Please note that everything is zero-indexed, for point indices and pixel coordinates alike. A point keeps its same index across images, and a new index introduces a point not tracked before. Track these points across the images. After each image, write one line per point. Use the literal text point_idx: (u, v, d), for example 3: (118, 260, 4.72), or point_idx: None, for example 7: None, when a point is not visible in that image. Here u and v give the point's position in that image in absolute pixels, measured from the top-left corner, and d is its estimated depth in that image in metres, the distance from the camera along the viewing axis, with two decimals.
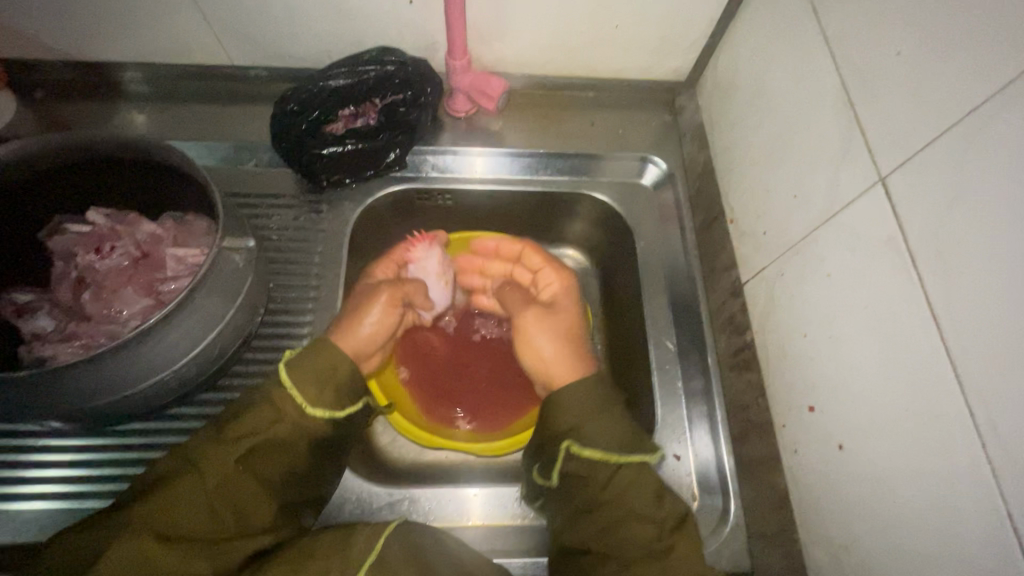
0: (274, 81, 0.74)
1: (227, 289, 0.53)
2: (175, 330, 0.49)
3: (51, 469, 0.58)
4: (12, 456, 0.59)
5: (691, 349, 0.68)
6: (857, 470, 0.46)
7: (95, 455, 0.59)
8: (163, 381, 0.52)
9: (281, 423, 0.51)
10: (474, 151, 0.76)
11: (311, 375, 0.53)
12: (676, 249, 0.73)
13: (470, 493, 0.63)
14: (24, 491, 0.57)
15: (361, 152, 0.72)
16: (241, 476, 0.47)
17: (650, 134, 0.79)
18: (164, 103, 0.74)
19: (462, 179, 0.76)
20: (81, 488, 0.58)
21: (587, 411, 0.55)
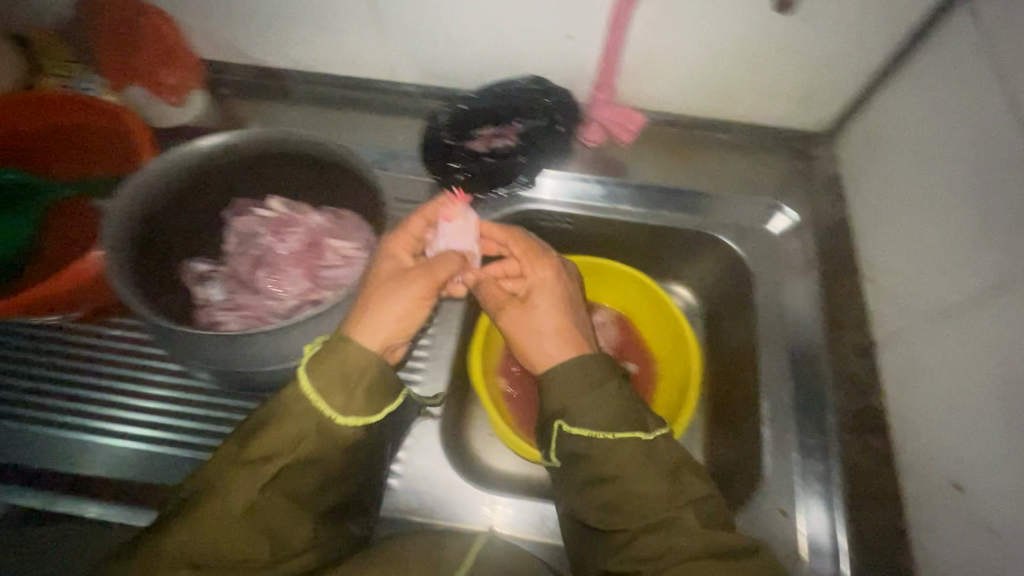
0: (425, 97, 0.80)
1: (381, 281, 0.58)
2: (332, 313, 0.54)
3: (138, 414, 0.66)
4: (119, 398, 0.66)
5: (809, 405, 0.65)
6: (1007, 558, 0.45)
7: (186, 410, 0.66)
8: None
9: (306, 440, 0.46)
10: (548, 173, 0.78)
11: (334, 380, 0.47)
12: (800, 299, 0.70)
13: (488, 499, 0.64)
14: (126, 431, 0.65)
15: (494, 170, 0.75)
16: (271, 497, 0.45)
17: (781, 181, 0.77)
18: (324, 108, 0.82)
19: (559, 202, 0.77)
20: (174, 438, 0.64)
21: (571, 391, 0.53)
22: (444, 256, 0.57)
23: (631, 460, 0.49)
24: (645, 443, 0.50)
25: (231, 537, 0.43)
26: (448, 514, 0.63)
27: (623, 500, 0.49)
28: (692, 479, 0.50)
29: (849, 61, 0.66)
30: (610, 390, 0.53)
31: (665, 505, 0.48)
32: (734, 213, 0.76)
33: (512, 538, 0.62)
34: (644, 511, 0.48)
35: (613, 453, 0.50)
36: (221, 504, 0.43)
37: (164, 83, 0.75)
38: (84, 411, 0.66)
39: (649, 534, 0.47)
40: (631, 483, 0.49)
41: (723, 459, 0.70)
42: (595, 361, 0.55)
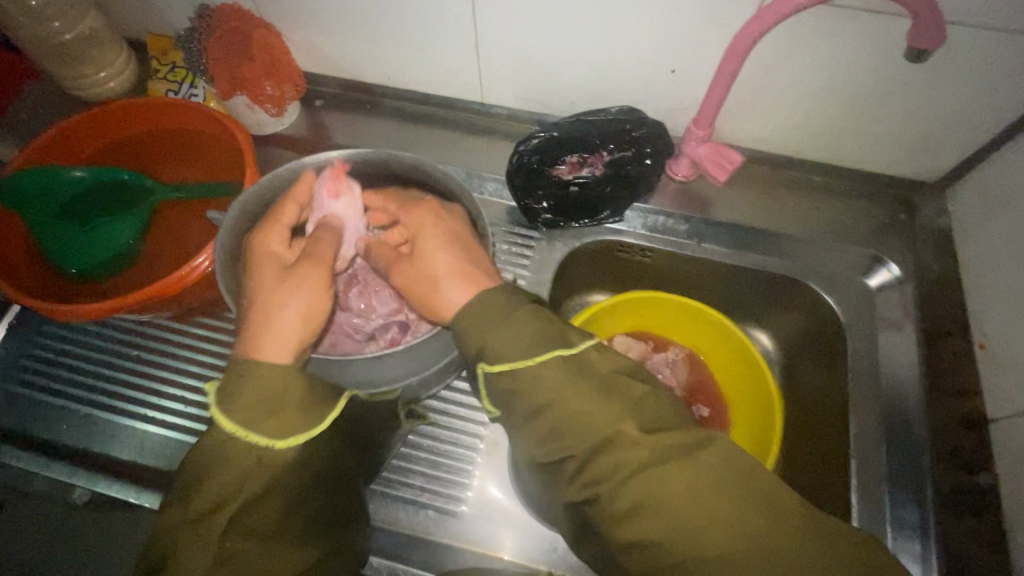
0: (513, 121, 0.81)
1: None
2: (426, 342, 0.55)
3: (173, 404, 0.69)
4: (165, 388, 0.69)
5: (904, 476, 0.61)
6: None
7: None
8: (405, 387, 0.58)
9: (255, 465, 0.40)
10: (635, 208, 0.77)
11: (253, 399, 0.42)
12: (899, 358, 0.66)
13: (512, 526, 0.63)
14: (171, 420, 0.68)
15: (581, 199, 0.75)
16: (238, 543, 0.40)
17: (881, 231, 0.73)
18: (414, 124, 0.84)
19: (646, 237, 0.77)
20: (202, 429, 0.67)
21: (489, 326, 0.46)
22: (323, 240, 0.55)
23: (569, 387, 0.44)
24: (569, 359, 0.45)
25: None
26: (518, 551, 0.62)
27: (562, 423, 0.44)
28: (629, 385, 0.45)
29: (975, 112, 0.62)
30: (524, 318, 0.46)
31: (601, 423, 0.43)
32: (827, 261, 0.73)
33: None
34: (585, 434, 0.43)
35: (539, 378, 0.45)
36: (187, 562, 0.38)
37: (263, 93, 0.76)
38: (134, 400, 0.69)
39: (597, 456, 0.42)
40: (566, 404, 0.44)
41: None
42: (502, 293, 0.48)
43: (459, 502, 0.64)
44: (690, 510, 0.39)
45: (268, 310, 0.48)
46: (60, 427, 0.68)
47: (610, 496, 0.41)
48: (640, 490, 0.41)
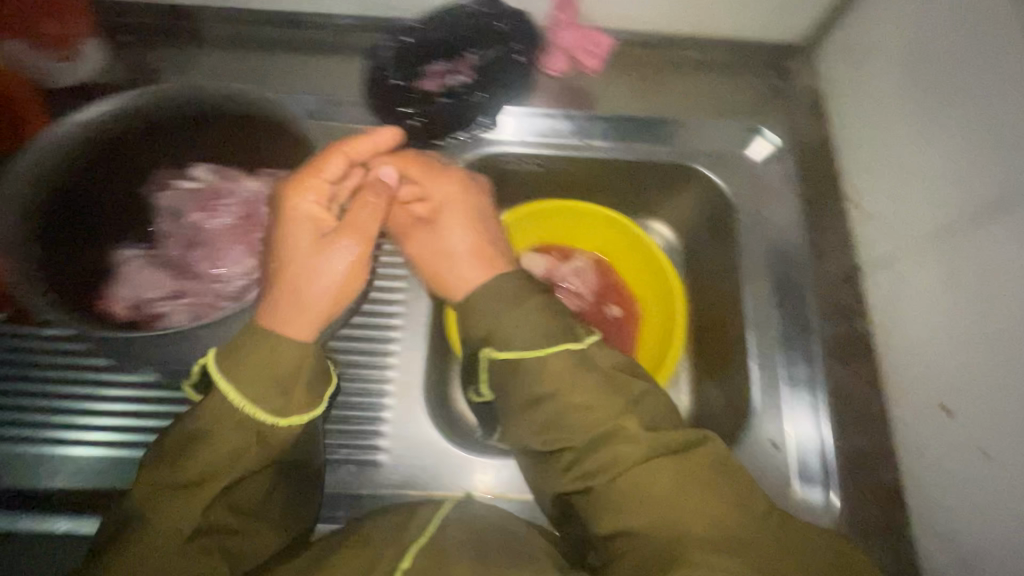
0: (363, 31, 0.72)
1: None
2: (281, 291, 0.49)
3: (103, 418, 0.59)
4: (55, 404, 0.59)
5: (795, 336, 0.64)
6: (997, 476, 0.47)
7: (137, 410, 0.59)
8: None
9: (249, 453, 0.42)
10: (510, 111, 0.70)
11: (259, 378, 0.42)
12: (784, 225, 0.68)
13: (455, 463, 0.61)
14: (74, 438, 0.58)
15: (450, 112, 0.68)
16: (217, 516, 0.42)
17: (757, 102, 0.72)
18: (249, 50, 0.72)
19: (526, 143, 0.70)
20: (146, 439, 0.59)
21: (496, 313, 0.51)
22: (360, 208, 0.51)
23: (591, 389, 0.47)
24: (575, 351, 0.49)
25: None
26: (437, 482, 0.61)
27: (561, 416, 0.47)
28: (629, 381, 0.49)
29: None
30: (532, 312, 0.50)
31: (606, 416, 0.46)
32: (708, 139, 0.71)
33: (485, 497, 0.60)
34: (582, 428, 0.47)
35: (530, 366, 0.48)
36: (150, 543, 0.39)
37: (48, 36, 0.63)
38: (18, 423, 0.58)
39: (592, 449, 0.46)
40: (572, 396, 0.47)
41: (710, 401, 0.69)
42: (517, 277, 0.53)
43: (378, 452, 0.61)
44: (660, 496, 0.43)
45: (301, 280, 0.46)
46: None
47: (603, 487, 0.45)
48: (625, 486, 0.44)
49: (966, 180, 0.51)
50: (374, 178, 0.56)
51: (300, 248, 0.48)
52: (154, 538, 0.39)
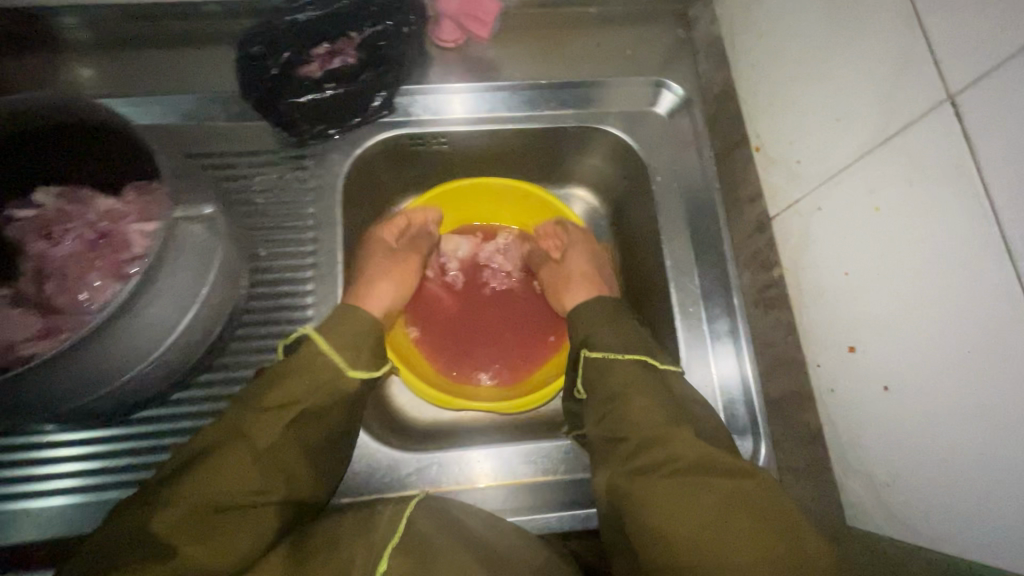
0: (233, 18, 0.66)
1: (198, 262, 0.47)
2: (143, 315, 0.44)
3: (66, 464, 0.57)
4: (41, 452, 0.57)
5: (715, 291, 0.66)
6: (904, 411, 0.44)
7: (128, 445, 0.57)
8: (142, 375, 0.48)
9: (326, 387, 0.51)
10: (451, 88, 0.68)
11: (346, 339, 0.54)
12: (696, 176, 0.69)
13: (449, 457, 0.60)
14: (62, 485, 0.56)
15: (342, 99, 0.64)
16: (289, 444, 0.48)
17: (661, 54, 0.71)
18: (112, 52, 0.66)
19: (451, 121, 0.68)
20: (112, 479, 0.56)
21: (598, 321, 0.60)
22: (421, 236, 0.71)
23: (647, 395, 0.52)
24: (653, 368, 0.55)
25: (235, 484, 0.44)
26: (374, 485, 0.58)
27: (625, 414, 0.52)
28: (682, 398, 0.54)
29: None
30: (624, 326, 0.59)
31: (667, 420, 0.50)
32: (615, 100, 0.70)
33: (447, 491, 0.59)
34: (631, 428, 0.51)
35: (623, 369, 0.55)
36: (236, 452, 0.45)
37: None
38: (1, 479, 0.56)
39: (642, 449, 0.49)
40: (632, 397, 0.53)
41: None
42: (611, 299, 0.63)
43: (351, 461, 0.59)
44: (699, 503, 0.45)
45: (363, 290, 0.63)
46: None
47: (643, 476, 0.48)
48: (667, 483, 0.47)
49: (852, 105, 0.47)
50: (421, 226, 0.71)
51: (373, 261, 0.67)
52: (241, 447, 0.46)
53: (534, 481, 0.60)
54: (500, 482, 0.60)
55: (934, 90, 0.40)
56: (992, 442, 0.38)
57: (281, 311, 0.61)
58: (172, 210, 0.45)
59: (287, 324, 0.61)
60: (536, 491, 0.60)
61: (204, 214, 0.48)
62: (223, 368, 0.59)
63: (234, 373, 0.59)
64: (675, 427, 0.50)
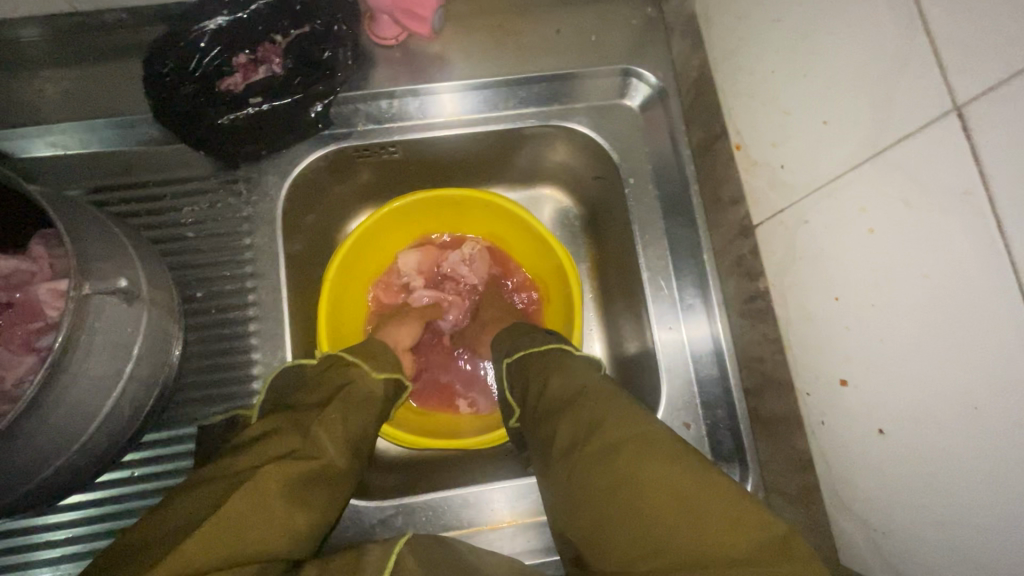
0: (143, 26, 0.58)
1: (118, 339, 0.42)
2: (60, 407, 0.40)
3: (49, 534, 0.53)
4: (15, 524, 0.53)
5: (695, 303, 0.62)
6: (898, 458, 0.40)
7: (104, 509, 0.53)
8: (69, 465, 0.44)
9: (352, 384, 0.49)
10: (440, 88, 0.61)
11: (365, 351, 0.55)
12: (673, 176, 0.63)
13: (450, 497, 0.56)
14: (42, 557, 0.53)
15: (272, 112, 0.57)
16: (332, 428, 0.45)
17: (630, 36, 0.63)
18: (10, 75, 0.58)
19: (436, 125, 0.62)
20: (97, 546, 0.53)
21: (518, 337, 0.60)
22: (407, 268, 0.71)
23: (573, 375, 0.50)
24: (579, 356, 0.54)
25: (286, 459, 0.41)
26: (336, 538, 0.54)
27: (552, 400, 0.49)
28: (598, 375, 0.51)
29: None
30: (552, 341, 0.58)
31: (591, 390, 0.47)
32: (580, 95, 0.63)
33: (453, 534, 0.55)
34: (560, 410, 0.48)
35: (548, 360, 0.53)
36: (280, 436, 0.43)
37: None
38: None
39: (573, 421, 0.46)
40: (553, 383, 0.50)
41: (627, 368, 0.67)
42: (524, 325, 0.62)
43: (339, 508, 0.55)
44: (625, 450, 0.41)
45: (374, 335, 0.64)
46: None
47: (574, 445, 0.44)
48: (596, 444, 0.43)
49: (843, 108, 0.41)
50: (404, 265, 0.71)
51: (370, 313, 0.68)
52: (286, 431, 0.44)
53: (538, 520, 0.56)
54: (471, 528, 0.56)
55: (939, 97, 0.33)
56: (996, 512, 0.33)
57: (228, 356, 0.57)
58: (77, 285, 0.38)
59: (234, 371, 0.57)
60: (528, 531, 0.56)
61: (119, 285, 0.41)
62: (172, 424, 0.55)
63: (180, 428, 0.55)
64: (610, 403, 0.45)
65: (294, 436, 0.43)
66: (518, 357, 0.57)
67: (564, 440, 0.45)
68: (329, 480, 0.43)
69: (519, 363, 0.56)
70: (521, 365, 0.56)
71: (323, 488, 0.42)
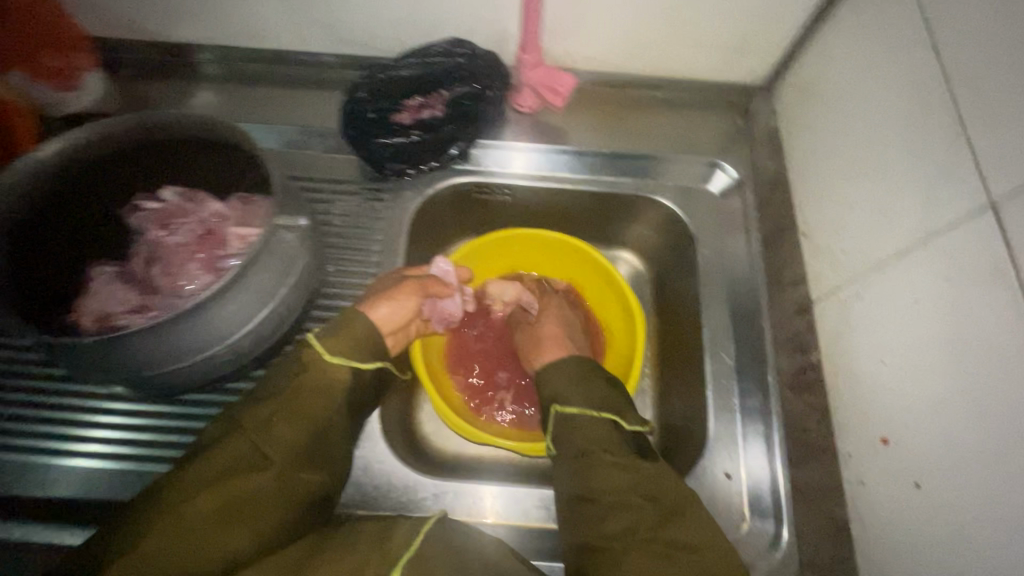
0: (342, 67, 0.76)
1: (278, 269, 0.54)
2: (228, 304, 0.50)
3: (100, 430, 0.62)
4: (73, 416, 0.62)
5: (750, 367, 0.65)
6: (932, 510, 0.43)
7: (156, 424, 0.63)
8: (212, 360, 0.54)
9: (306, 373, 0.53)
10: (515, 146, 0.75)
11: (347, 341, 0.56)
12: (742, 257, 0.70)
13: (497, 492, 0.62)
14: (87, 450, 0.61)
15: (425, 144, 0.72)
16: (275, 437, 0.49)
17: (718, 138, 0.76)
18: (238, 84, 0.77)
19: (505, 175, 0.74)
20: (135, 452, 0.61)
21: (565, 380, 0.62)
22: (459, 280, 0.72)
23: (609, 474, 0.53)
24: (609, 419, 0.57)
25: (220, 479, 0.47)
26: (388, 503, 0.60)
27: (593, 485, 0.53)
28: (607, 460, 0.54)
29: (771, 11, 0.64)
30: (595, 382, 0.61)
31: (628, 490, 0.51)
32: (672, 175, 0.75)
33: (494, 526, 0.60)
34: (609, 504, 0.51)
35: (592, 427, 0.56)
36: (231, 449, 0.48)
37: (48, 68, 0.67)
38: (32, 433, 0.61)
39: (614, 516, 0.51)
40: (596, 474, 0.53)
41: (673, 422, 0.70)
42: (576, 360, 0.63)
43: (401, 476, 0.62)
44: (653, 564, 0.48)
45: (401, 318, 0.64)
46: None
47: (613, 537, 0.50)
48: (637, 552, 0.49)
49: (898, 203, 0.50)
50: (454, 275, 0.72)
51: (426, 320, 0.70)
52: (238, 442, 0.49)
53: None
54: (508, 522, 0.61)
55: (976, 194, 0.42)
56: (1006, 551, 0.37)
57: None
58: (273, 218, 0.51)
59: None
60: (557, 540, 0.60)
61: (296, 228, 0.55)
62: None
63: None
64: (641, 508, 0.51)
65: (245, 444, 0.49)
66: (560, 412, 0.59)
67: (592, 516, 0.52)
68: (277, 487, 0.48)
69: (560, 420, 0.59)
70: (565, 421, 0.58)
71: (276, 492, 0.48)
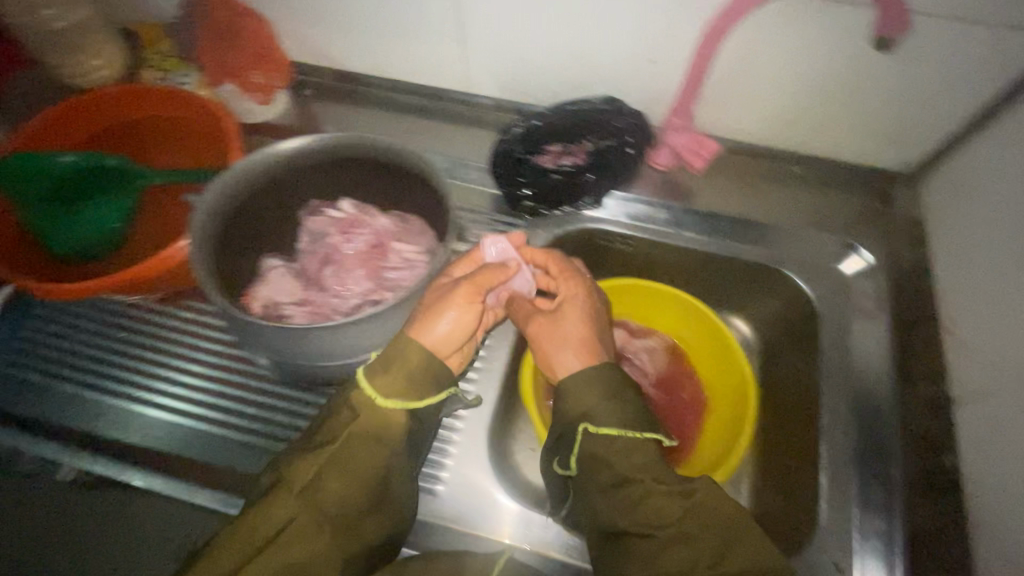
0: (496, 110, 0.82)
1: (435, 287, 0.58)
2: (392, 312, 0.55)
3: (181, 390, 0.70)
4: (162, 374, 0.71)
5: (874, 460, 0.62)
6: None
7: (228, 393, 0.69)
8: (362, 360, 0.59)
9: (353, 426, 0.50)
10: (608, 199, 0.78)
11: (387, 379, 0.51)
12: (871, 343, 0.68)
13: None
14: (168, 405, 0.69)
15: (561, 188, 0.76)
16: (325, 497, 0.47)
17: (855, 219, 0.75)
18: (400, 114, 0.85)
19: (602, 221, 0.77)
20: (207, 415, 0.68)
21: (595, 393, 0.54)
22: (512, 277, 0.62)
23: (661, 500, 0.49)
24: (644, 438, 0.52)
25: (269, 544, 0.45)
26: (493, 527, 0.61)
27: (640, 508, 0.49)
28: (655, 489, 0.50)
29: (934, 106, 0.65)
30: (626, 397, 0.54)
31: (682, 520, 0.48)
32: (804, 248, 0.73)
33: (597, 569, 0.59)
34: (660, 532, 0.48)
35: (626, 450, 0.52)
36: (279, 507, 0.47)
37: (251, 82, 0.80)
38: (127, 382, 0.70)
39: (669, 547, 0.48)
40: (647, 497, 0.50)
41: (777, 504, 0.67)
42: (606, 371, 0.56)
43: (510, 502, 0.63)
44: None
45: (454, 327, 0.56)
46: (57, 408, 0.69)
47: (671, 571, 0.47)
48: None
49: None
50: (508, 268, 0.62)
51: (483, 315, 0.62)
52: (289, 501, 0.47)
53: None
54: None
55: None
56: None
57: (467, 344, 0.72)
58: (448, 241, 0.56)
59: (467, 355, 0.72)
60: None
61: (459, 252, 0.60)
62: None
63: None
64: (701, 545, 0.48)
65: (291, 502, 0.47)
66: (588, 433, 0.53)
67: (644, 551, 0.49)
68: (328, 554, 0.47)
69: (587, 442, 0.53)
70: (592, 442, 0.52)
71: (323, 561, 0.47)
